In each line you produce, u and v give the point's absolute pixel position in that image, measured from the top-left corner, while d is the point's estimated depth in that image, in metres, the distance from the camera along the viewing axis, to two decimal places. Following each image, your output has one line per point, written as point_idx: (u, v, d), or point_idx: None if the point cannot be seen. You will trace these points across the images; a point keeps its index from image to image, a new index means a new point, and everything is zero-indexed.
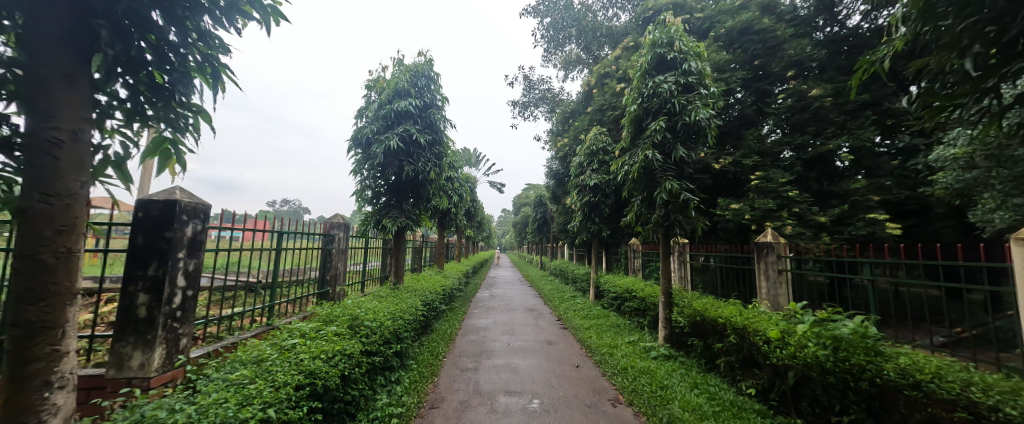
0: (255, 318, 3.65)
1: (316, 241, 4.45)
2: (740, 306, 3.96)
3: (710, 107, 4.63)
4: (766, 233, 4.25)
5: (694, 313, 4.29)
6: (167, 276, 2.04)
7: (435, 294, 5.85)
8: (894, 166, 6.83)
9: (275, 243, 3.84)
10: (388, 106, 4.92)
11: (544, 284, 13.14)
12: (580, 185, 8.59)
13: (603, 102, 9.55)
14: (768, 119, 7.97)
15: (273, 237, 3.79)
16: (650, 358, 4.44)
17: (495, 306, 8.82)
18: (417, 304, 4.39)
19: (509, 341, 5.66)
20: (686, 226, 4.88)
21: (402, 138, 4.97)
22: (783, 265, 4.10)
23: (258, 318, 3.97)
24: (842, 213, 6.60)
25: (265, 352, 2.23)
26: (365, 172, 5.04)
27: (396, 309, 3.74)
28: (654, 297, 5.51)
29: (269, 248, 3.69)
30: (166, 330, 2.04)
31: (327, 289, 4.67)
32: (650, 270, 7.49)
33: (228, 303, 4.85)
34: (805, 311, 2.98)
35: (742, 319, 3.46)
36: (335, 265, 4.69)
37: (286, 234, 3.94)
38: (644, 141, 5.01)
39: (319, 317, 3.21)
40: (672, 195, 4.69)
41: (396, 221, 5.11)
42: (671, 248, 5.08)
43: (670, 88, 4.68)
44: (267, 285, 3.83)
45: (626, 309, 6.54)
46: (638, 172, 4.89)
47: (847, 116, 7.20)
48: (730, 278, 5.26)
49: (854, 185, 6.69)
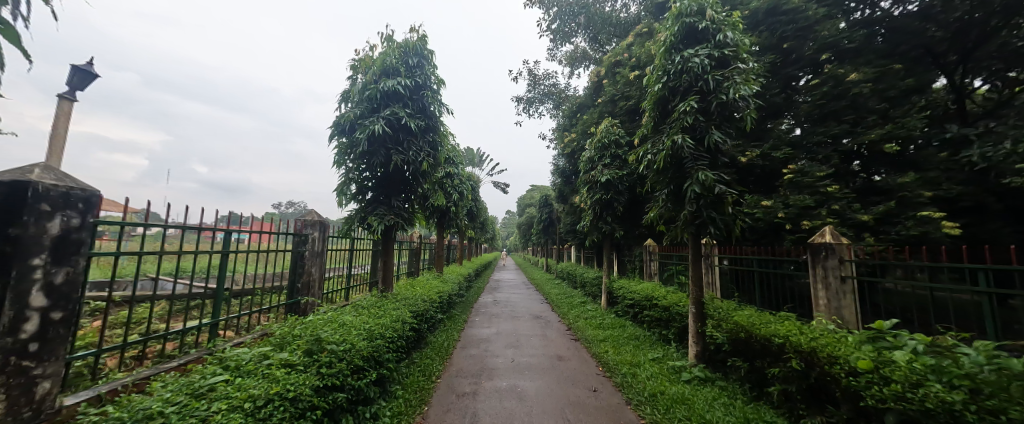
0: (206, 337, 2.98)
1: (286, 243, 3.68)
2: (800, 322, 3.21)
3: (752, 84, 3.89)
4: (824, 233, 3.53)
5: (735, 326, 3.60)
6: (10, 293, 1.38)
7: (431, 303, 5.16)
8: (942, 158, 5.51)
9: (227, 246, 3.05)
10: (373, 85, 4.23)
11: (551, 288, 12.46)
12: (590, 181, 7.91)
13: (614, 92, 8.83)
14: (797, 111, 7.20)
15: (221, 238, 3.00)
16: (681, 382, 3.73)
17: (500, 313, 8.14)
18: (405, 317, 3.68)
19: (514, 356, 4.94)
20: (721, 223, 4.10)
21: (390, 122, 4.30)
22: (845, 271, 3.37)
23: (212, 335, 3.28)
24: (886, 211, 5.68)
25: (163, 402, 1.54)
26: (348, 162, 4.32)
27: (376, 325, 3.05)
28: (680, 306, 4.80)
29: (222, 252, 2.93)
30: (6, 373, 1.37)
31: (299, 300, 3.86)
32: (669, 275, 6.76)
33: (194, 313, 4.21)
34: (915, 340, 2.23)
35: (812, 341, 2.73)
36: (309, 271, 3.90)
37: (241, 234, 3.14)
38: (671, 126, 4.31)
39: (273, 338, 2.53)
40: (706, 189, 3.98)
41: (383, 219, 4.41)
42: (702, 252, 4.35)
43: (703, 62, 3.97)
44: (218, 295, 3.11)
45: (646, 319, 5.82)
46: (664, 160, 4.17)
47: (888, 103, 6.16)
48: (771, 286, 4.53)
49: (901, 180, 5.68)
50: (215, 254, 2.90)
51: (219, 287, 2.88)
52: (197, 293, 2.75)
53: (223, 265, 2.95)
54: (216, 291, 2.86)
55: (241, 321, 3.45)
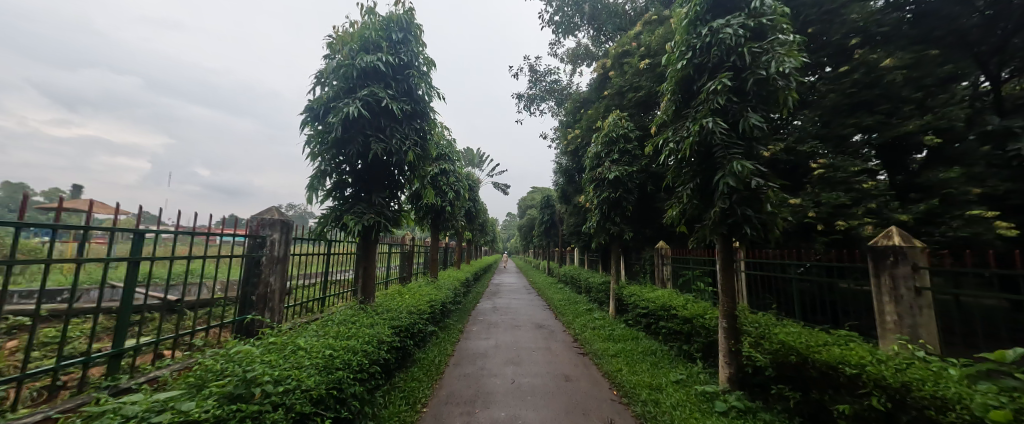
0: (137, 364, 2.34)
1: (237, 247, 2.90)
2: (874, 347, 2.56)
3: (797, 56, 3.23)
4: (890, 233, 2.89)
5: (781, 347, 2.97)
6: None
7: (421, 314, 4.57)
8: (982, 153, 4.50)
9: (146, 250, 2.32)
10: (348, 62, 3.60)
11: (554, 293, 11.85)
12: (597, 179, 7.27)
13: (622, 84, 8.21)
14: (808, 107, 6.16)
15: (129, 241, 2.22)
16: (716, 414, 3.09)
17: (499, 322, 7.52)
18: (382, 335, 3.05)
19: (514, 376, 4.31)
20: (759, 222, 3.44)
21: (368, 105, 3.67)
22: (921, 281, 2.76)
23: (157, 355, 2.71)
24: (926, 211, 4.73)
25: None
26: (319, 152, 3.69)
27: (341, 351, 2.44)
28: (705, 318, 4.18)
29: (131, 260, 2.18)
30: None
31: (249, 317, 2.98)
32: (686, 280, 6.17)
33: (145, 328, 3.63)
34: None
35: (909, 375, 2.07)
36: (266, 282, 3.10)
37: (165, 234, 2.40)
38: (697, 109, 3.68)
39: (203, 368, 1.92)
40: (741, 182, 3.33)
41: (361, 218, 3.78)
42: (733, 258, 3.70)
43: (738, 32, 3.33)
44: (126, 314, 2.21)
45: (662, 332, 5.20)
46: (691, 149, 3.56)
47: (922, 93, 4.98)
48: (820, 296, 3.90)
49: (942, 175, 4.67)
50: (126, 263, 2.17)
51: (128, 303, 2.18)
52: (91, 312, 2.05)
53: (132, 275, 2.20)
54: (125, 310, 2.16)
55: (189, 341, 2.83)
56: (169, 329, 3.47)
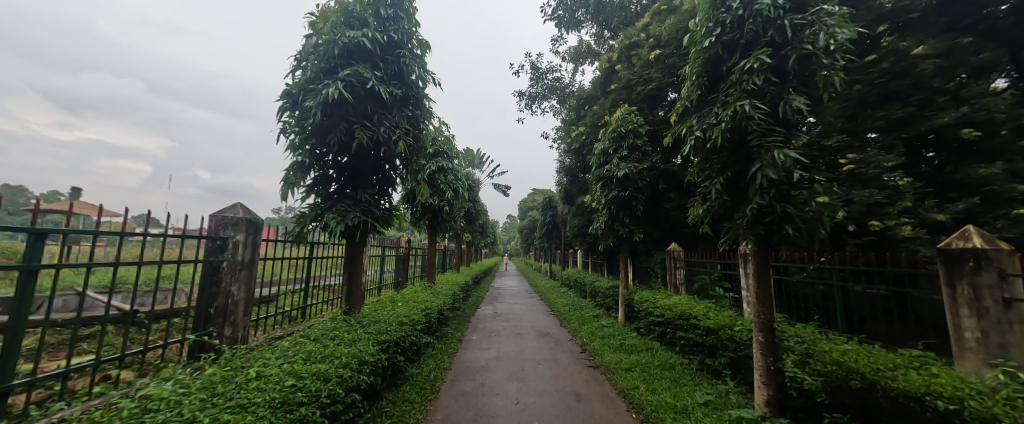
0: (57, 395, 1.88)
1: (194, 250, 2.46)
2: (961, 374, 2.08)
3: (848, 27, 2.76)
4: (966, 233, 2.43)
5: (836, 369, 2.49)
6: None
7: (415, 325, 4.11)
8: None
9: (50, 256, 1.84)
10: (329, 38, 3.14)
11: (557, 297, 11.35)
12: (604, 177, 6.80)
13: (630, 77, 7.76)
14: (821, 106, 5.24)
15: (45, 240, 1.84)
16: None
17: (501, 330, 7.05)
18: (364, 354, 2.58)
19: (518, 395, 3.84)
20: (803, 221, 2.95)
21: (351, 88, 3.21)
22: (1011, 293, 2.27)
23: (108, 376, 2.30)
24: (966, 210, 4.04)
25: None
26: (295, 141, 3.23)
27: (307, 380, 1.96)
28: (734, 330, 3.70)
29: (22, 268, 1.68)
30: None
31: (209, 332, 2.54)
32: (702, 286, 5.70)
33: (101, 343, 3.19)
34: None
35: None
36: (229, 291, 2.64)
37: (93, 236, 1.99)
38: (728, 92, 3.21)
39: (126, 406, 1.46)
40: (782, 175, 2.86)
41: (344, 217, 3.30)
42: (770, 264, 3.21)
43: (777, 1, 2.88)
44: (19, 338, 1.73)
45: (681, 343, 4.72)
46: (722, 137, 3.09)
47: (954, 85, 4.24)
48: (872, 307, 3.41)
49: (982, 171, 3.99)
50: (17, 272, 1.68)
51: (22, 323, 1.70)
52: None
53: (27, 286, 1.73)
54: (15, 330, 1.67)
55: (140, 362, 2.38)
56: (124, 345, 3.04)
